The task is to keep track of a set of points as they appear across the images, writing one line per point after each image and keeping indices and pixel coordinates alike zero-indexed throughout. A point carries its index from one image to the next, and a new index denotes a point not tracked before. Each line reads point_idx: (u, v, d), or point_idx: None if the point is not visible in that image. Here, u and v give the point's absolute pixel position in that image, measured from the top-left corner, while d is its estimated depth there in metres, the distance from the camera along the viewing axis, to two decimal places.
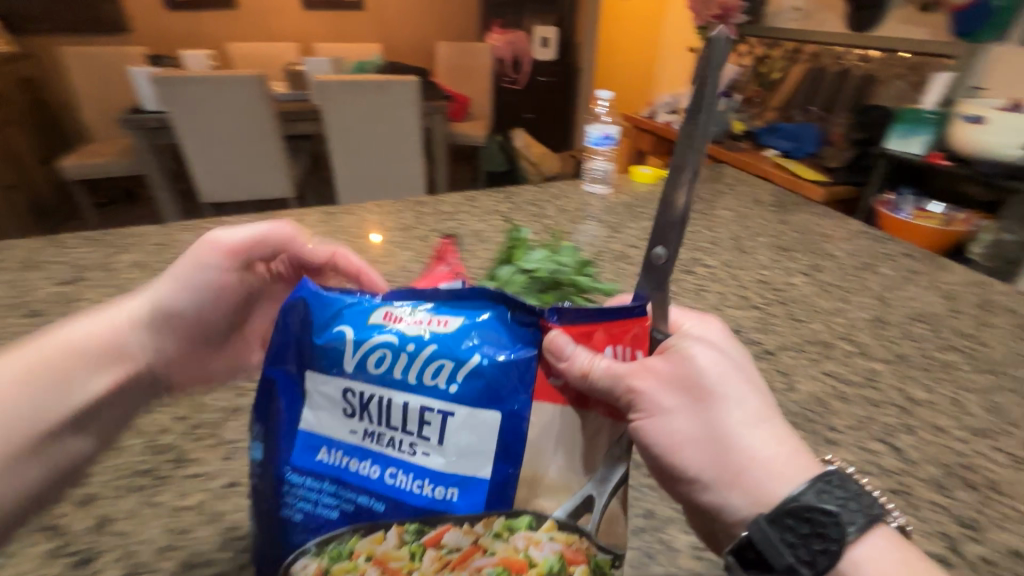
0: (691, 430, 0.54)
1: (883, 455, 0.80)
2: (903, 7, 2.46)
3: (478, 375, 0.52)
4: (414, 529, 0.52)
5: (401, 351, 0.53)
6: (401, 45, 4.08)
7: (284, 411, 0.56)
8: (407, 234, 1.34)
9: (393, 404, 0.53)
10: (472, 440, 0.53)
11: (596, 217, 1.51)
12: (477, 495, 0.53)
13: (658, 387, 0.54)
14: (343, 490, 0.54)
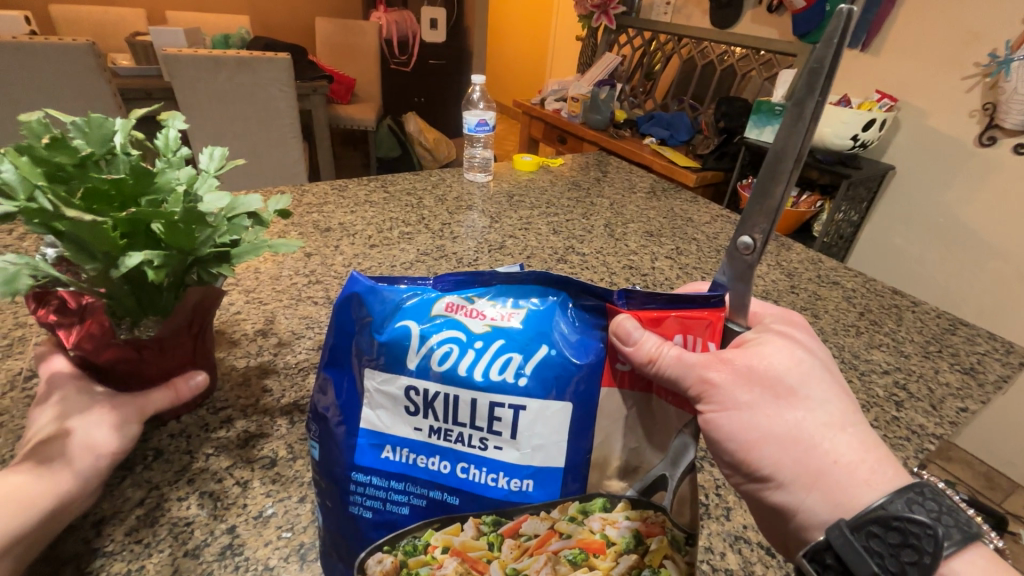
0: (781, 431, 0.32)
1: (940, 356, 0.73)
2: (755, 6, 2.18)
3: (555, 372, 0.30)
4: (577, 509, 0.31)
5: (475, 348, 0.31)
6: (273, 18, 3.56)
7: (331, 413, 0.32)
8: (337, 194, 1.03)
9: (464, 404, 0.30)
10: (552, 436, 0.30)
11: (553, 167, 1.30)
12: (576, 474, 0.31)
13: (750, 377, 0.32)
14: (422, 482, 0.31)
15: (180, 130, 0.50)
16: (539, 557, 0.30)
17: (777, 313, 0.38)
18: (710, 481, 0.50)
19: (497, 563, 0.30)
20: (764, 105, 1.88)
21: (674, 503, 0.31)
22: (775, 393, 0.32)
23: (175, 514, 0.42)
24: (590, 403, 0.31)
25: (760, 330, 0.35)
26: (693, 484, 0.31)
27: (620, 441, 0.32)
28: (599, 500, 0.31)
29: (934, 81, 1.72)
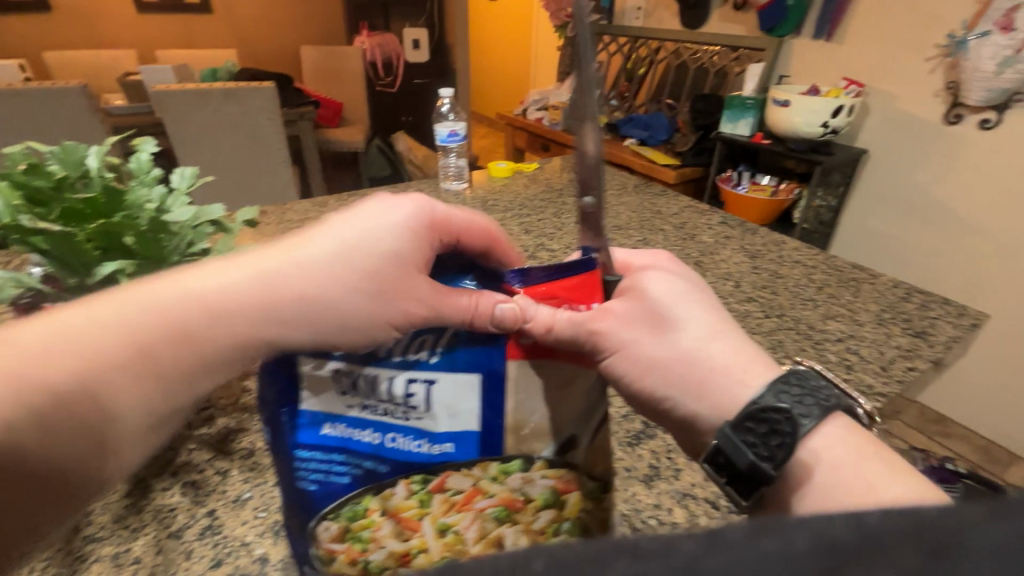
0: (664, 356, 0.37)
1: (894, 322, 0.76)
2: (722, 6, 2.25)
3: (463, 344, 0.35)
4: (498, 469, 0.35)
5: (396, 331, 0.36)
6: (261, 49, 3.66)
7: (271, 400, 0.34)
8: (318, 209, 1.07)
9: (385, 378, 0.35)
10: (465, 402, 0.35)
11: (529, 172, 1.34)
12: (493, 440, 0.35)
13: (627, 317, 0.38)
14: (357, 455, 0.34)
15: (151, 152, 0.54)
16: (466, 513, 0.35)
17: (644, 254, 0.44)
18: (662, 446, 0.53)
19: (428, 518, 0.34)
20: (735, 99, 1.96)
21: (586, 460, 0.35)
22: (654, 325, 0.38)
23: (161, 501, 0.46)
24: (497, 370, 0.35)
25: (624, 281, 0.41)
26: (604, 436, 0.35)
27: (534, 407, 0.35)
28: (517, 461, 0.35)
29: (898, 66, 1.77)
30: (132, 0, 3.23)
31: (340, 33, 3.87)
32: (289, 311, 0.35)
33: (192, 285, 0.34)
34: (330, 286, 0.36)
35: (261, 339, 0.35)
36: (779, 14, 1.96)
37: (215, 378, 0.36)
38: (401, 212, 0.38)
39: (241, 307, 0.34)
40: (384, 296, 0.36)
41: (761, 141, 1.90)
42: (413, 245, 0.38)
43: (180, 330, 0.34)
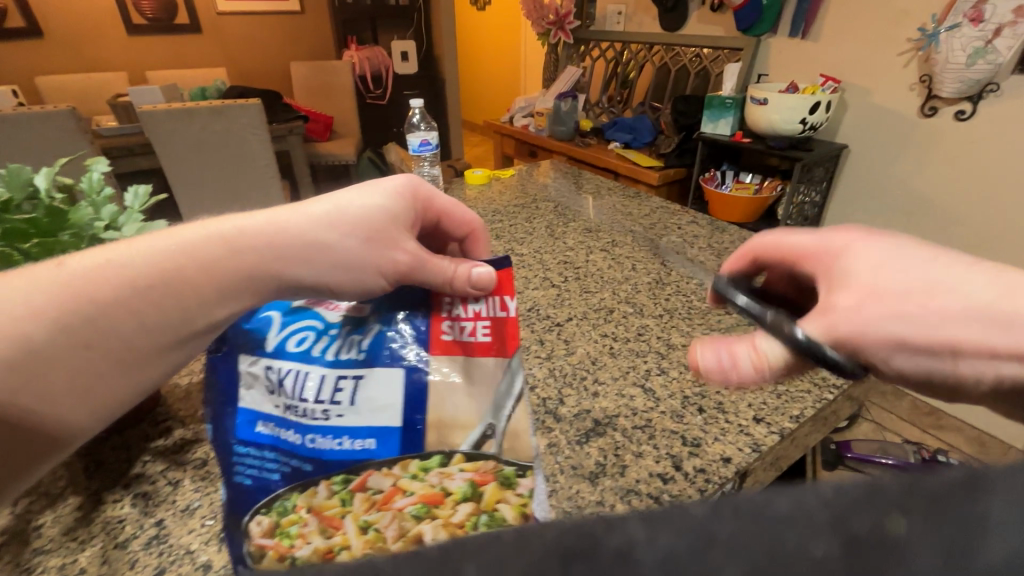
0: (1012, 305, 0.32)
1: None
2: (699, 7, 2.27)
3: (386, 343, 0.38)
4: (418, 467, 0.36)
5: (328, 334, 0.38)
6: (250, 66, 3.70)
7: (214, 397, 0.37)
8: None
9: (310, 378, 0.37)
10: (386, 397, 0.37)
11: (504, 179, 1.36)
12: (415, 437, 0.37)
13: (876, 271, 0.36)
14: (285, 451, 0.36)
15: (104, 172, 0.55)
16: (386, 512, 0.36)
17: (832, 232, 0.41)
18: (608, 441, 0.54)
19: (350, 516, 0.36)
20: (714, 99, 1.96)
21: (502, 448, 0.36)
22: (896, 278, 0.35)
23: (116, 506, 0.47)
24: (420, 365, 0.38)
25: (858, 263, 0.38)
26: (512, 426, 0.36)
27: (455, 402, 0.37)
28: (437, 457, 0.36)
29: (872, 60, 1.78)
30: (122, 23, 3.27)
31: (328, 48, 3.91)
32: (300, 250, 0.41)
33: (218, 227, 0.40)
34: (338, 233, 0.42)
35: (273, 272, 0.40)
36: (755, 15, 1.96)
37: (229, 306, 0.39)
38: (392, 184, 0.47)
39: (259, 242, 0.40)
40: (384, 246, 0.43)
41: (742, 140, 1.91)
42: (404, 207, 0.46)
43: (202, 259, 0.38)
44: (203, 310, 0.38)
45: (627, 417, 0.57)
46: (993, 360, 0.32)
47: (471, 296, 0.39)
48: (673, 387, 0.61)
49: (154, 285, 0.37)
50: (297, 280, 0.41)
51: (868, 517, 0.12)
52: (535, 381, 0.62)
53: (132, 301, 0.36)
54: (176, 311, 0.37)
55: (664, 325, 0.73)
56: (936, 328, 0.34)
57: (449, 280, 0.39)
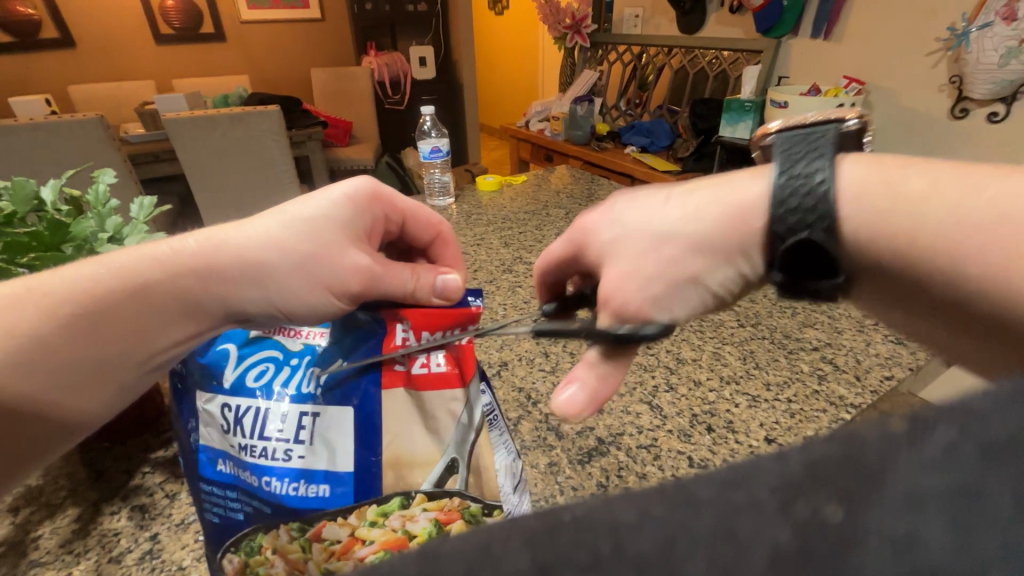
0: (714, 228, 0.39)
1: (878, 328, 0.73)
2: (719, 9, 2.23)
3: (342, 378, 0.41)
4: (377, 512, 0.38)
5: (289, 366, 0.42)
6: (273, 73, 3.77)
7: (180, 439, 0.40)
8: None
9: (271, 416, 0.40)
10: (341, 436, 0.39)
11: (518, 185, 1.35)
12: (370, 482, 0.39)
13: (630, 273, 0.40)
14: (245, 492, 0.38)
15: (110, 183, 0.55)
16: (345, 559, 0.37)
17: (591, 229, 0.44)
18: (609, 460, 0.52)
19: (311, 561, 0.37)
20: (733, 102, 1.92)
21: (466, 484, 0.40)
22: (650, 271, 0.40)
23: (124, 513, 0.48)
24: (374, 401, 0.40)
25: (608, 242, 0.43)
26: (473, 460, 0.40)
27: (416, 439, 0.40)
28: (397, 500, 0.39)
29: (899, 61, 1.72)
30: (151, 33, 3.37)
31: (348, 54, 3.96)
32: (241, 272, 0.41)
33: (158, 249, 0.40)
34: (279, 250, 0.42)
35: (214, 298, 0.41)
36: (776, 15, 1.92)
37: (180, 327, 0.40)
38: (344, 188, 0.45)
39: (195, 265, 0.40)
40: (333, 265, 0.43)
41: None
42: (356, 215, 0.45)
43: (141, 288, 0.39)
44: (153, 336, 0.39)
45: (632, 436, 0.55)
46: (722, 268, 0.40)
47: (429, 329, 0.42)
48: (682, 404, 0.59)
49: (104, 306, 0.38)
50: (247, 300, 0.42)
51: (810, 503, 0.12)
52: (539, 397, 0.61)
53: (79, 334, 0.37)
54: (126, 338, 0.38)
55: (675, 338, 0.71)
56: (681, 266, 0.40)
57: (412, 292, 0.44)
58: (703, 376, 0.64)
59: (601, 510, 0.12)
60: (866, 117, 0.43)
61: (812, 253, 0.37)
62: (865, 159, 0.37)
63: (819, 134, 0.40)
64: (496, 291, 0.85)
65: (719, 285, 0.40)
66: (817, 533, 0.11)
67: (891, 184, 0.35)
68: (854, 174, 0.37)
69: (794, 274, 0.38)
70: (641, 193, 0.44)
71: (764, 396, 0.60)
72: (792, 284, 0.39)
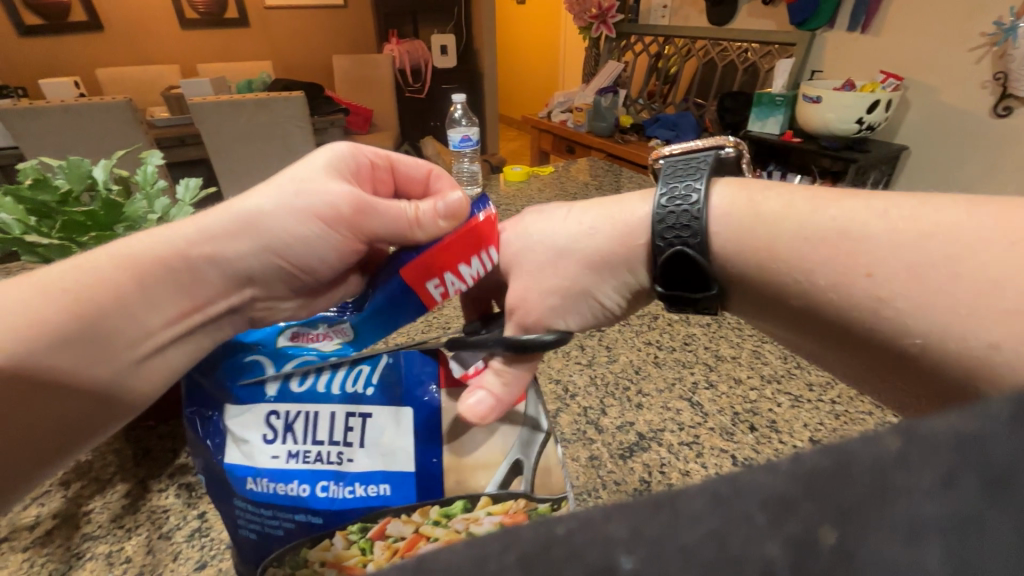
0: (605, 245, 0.42)
1: None
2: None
3: (392, 380, 0.38)
4: (439, 513, 0.37)
5: (328, 368, 0.38)
6: (295, 60, 3.78)
7: (205, 460, 0.37)
8: None
9: (316, 421, 0.37)
10: (396, 439, 0.37)
11: (544, 176, 1.34)
12: (432, 482, 0.37)
13: (533, 280, 0.43)
14: (292, 504, 0.36)
15: (158, 164, 0.55)
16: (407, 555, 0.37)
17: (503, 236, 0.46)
18: (650, 455, 0.52)
19: (371, 562, 0.37)
20: (764, 96, 1.88)
21: (533, 487, 0.38)
22: (546, 282, 0.43)
23: (172, 489, 0.48)
24: (428, 405, 0.38)
25: (515, 254, 0.44)
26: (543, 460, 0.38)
27: (471, 441, 0.38)
28: (460, 503, 0.37)
29: (939, 56, 1.67)
30: (177, 18, 3.39)
31: (369, 41, 3.95)
32: (229, 234, 0.40)
33: (150, 234, 0.40)
34: (266, 211, 0.42)
35: (204, 258, 0.40)
36: (812, 6, 1.87)
37: (175, 298, 0.39)
38: (328, 150, 0.46)
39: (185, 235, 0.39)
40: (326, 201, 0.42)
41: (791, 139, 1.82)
42: (342, 169, 0.45)
43: (128, 263, 0.38)
44: (135, 316, 0.37)
45: (674, 432, 0.54)
46: (611, 285, 0.43)
47: (466, 261, 0.40)
48: (723, 402, 0.58)
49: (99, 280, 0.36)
50: (248, 243, 0.41)
51: (803, 520, 0.12)
52: (577, 389, 0.60)
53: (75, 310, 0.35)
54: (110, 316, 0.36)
55: (712, 335, 0.70)
56: (579, 285, 0.42)
57: (412, 222, 0.42)
58: (743, 374, 0.63)
59: (594, 525, 0.12)
60: (744, 144, 0.44)
61: (687, 265, 0.39)
62: (735, 184, 0.40)
63: (703, 160, 0.42)
64: None
65: (611, 299, 0.44)
66: (813, 559, 0.11)
67: (752, 208, 0.38)
68: (726, 198, 0.39)
69: (673, 288, 0.41)
70: (548, 208, 0.46)
71: (806, 396, 0.59)
72: (671, 296, 0.41)
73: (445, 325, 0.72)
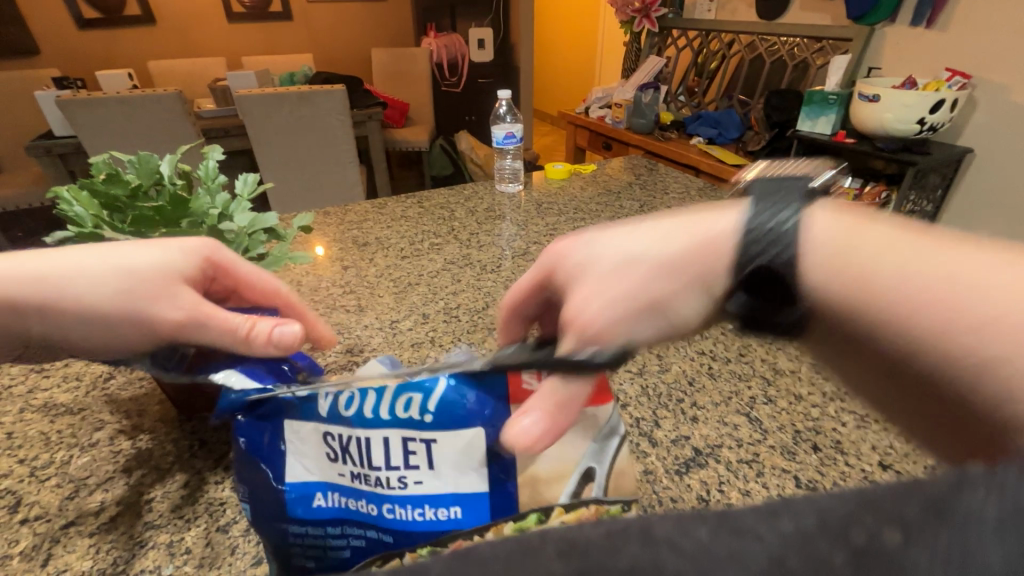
0: (679, 254, 0.36)
1: None
2: None
3: (450, 401, 0.37)
4: (513, 528, 0.35)
5: (378, 392, 0.37)
6: (335, 53, 3.83)
7: (267, 487, 0.37)
8: (384, 211, 1.09)
9: (372, 444, 0.37)
10: (458, 458, 0.37)
11: (586, 175, 1.31)
12: (507, 502, 0.37)
13: (610, 284, 0.37)
14: (363, 521, 0.37)
15: (219, 160, 0.56)
16: None
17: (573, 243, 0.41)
18: (706, 473, 0.50)
19: None
20: (815, 94, 1.80)
21: (606, 492, 0.37)
22: (619, 288, 0.37)
23: (226, 483, 0.49)
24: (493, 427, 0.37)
25: (586, 263, 0.40)
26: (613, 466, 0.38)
27: (543, 456, 0.37)
28: (534, 515, 0.35)
29: (1011, 52, 1.56)
30: (224, 11, 3.47)
31: (408, 34, 3.97)
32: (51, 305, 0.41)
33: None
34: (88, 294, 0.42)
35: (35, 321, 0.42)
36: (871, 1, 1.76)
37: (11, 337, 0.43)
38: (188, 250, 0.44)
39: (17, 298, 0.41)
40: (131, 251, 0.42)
41: (845, 140, 1.73)
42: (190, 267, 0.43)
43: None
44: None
45: (733, 449, 0.52)
46: (691, 299, 0.36)
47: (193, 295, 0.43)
48: (783, 419, 0.56)
49: None
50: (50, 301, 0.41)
51: (865, 528, 0.13)
52: (627, 399, 0.58)
53: None
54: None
55: (770, 346, 0.67)
56: (655, 290, 0.36)
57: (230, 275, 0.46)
58: (804, 390, 0.60)
59: None
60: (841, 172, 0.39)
61: (771, 284, 0.33)
62: (839, 207, 0.33)
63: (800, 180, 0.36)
64: None
65: (686, 314, 0.37)
66: (876, 557, 0.12)
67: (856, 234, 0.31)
68: (820, 221, 0.32)
69: (753, 303, 0.34)
70: (621, 224, 0.40)
71: (873, 418, 0.56)
72: (749, 315, 0.34)
73: (492, 326, 0.71)
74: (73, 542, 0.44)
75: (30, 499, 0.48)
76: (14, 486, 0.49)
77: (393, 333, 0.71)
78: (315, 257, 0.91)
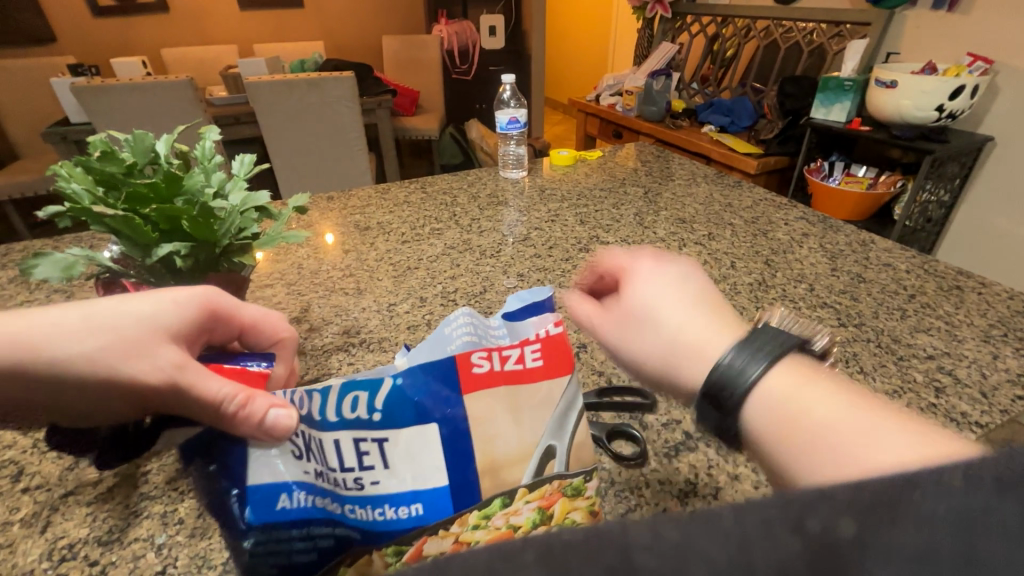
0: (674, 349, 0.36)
1: (1008, 340, 0.64)
2: None
3: (400, 402, 0.34)
4: (479, 516, 0.35)
5: (319, 394, 0.35)
6: (346, 40, 3.82)
7: (220, 499, 0.34)
8: (387, 197, 1.09)
9: (323, 446, 0.35)
10: (420, 457, 0.35)
11: (592, 162, 1.29)
12: (468, 491, 0.36)
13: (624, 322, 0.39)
14: (326, 520, 0.35)
15: (215, 140, 0.56)
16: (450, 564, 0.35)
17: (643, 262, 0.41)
18: (695, 456, 0.50)
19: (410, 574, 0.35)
20: (831, 81, 1.75)
21: (567, 465, 0.37)
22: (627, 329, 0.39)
23: None
24: (454, 424, 0.35)
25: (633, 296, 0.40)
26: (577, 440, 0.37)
27: (501, 442, 0.36)
28: (498, 501, 0.35)
29: None
30: None
31: (419, 22, 3.94)
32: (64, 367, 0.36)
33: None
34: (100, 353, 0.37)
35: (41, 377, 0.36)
36: None
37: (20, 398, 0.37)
38: (189, 296, 0.41)
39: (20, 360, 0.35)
40: (118, 303, 0.39)
41: (860, 127, 1.69)
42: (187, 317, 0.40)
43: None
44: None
45: None
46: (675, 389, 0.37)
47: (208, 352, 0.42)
48: None
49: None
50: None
51: (820, 519, 0.15)
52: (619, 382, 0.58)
53: None
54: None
55: None
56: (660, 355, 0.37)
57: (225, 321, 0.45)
58: None
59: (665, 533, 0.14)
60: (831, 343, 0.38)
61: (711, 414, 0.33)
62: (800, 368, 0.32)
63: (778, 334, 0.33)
64: (571, 270, 0.81)
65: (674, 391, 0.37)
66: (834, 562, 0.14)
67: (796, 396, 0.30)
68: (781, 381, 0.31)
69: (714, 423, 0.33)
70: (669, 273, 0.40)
71: None
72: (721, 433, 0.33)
73: (488, 309, 0.71)
74: (71, 510, 0.45)
75: (32, 469, 0.49)
76: (17, 457, 0.50)
77: (390, 316, 0.71)
78: (325, 243, 0.91)
